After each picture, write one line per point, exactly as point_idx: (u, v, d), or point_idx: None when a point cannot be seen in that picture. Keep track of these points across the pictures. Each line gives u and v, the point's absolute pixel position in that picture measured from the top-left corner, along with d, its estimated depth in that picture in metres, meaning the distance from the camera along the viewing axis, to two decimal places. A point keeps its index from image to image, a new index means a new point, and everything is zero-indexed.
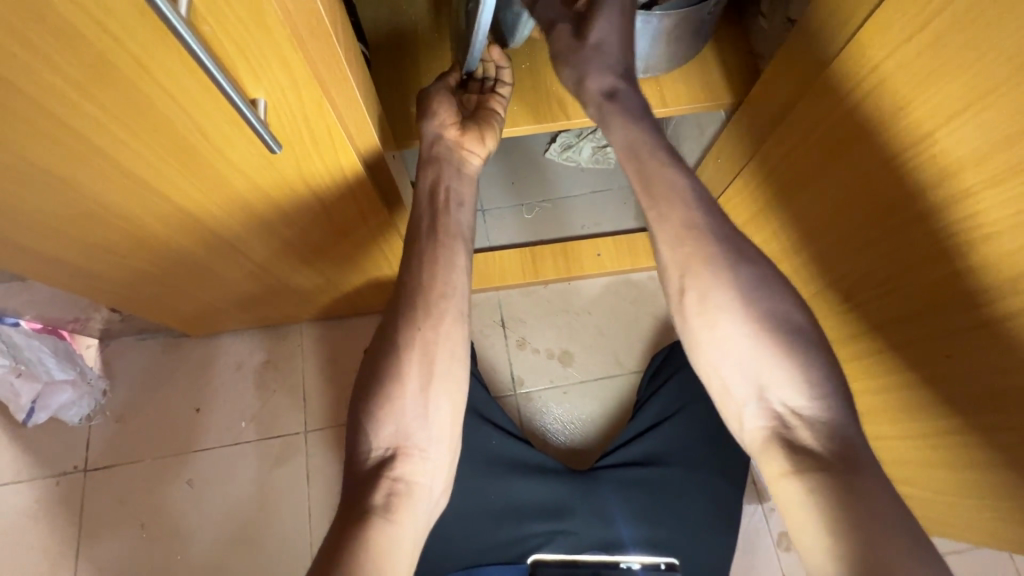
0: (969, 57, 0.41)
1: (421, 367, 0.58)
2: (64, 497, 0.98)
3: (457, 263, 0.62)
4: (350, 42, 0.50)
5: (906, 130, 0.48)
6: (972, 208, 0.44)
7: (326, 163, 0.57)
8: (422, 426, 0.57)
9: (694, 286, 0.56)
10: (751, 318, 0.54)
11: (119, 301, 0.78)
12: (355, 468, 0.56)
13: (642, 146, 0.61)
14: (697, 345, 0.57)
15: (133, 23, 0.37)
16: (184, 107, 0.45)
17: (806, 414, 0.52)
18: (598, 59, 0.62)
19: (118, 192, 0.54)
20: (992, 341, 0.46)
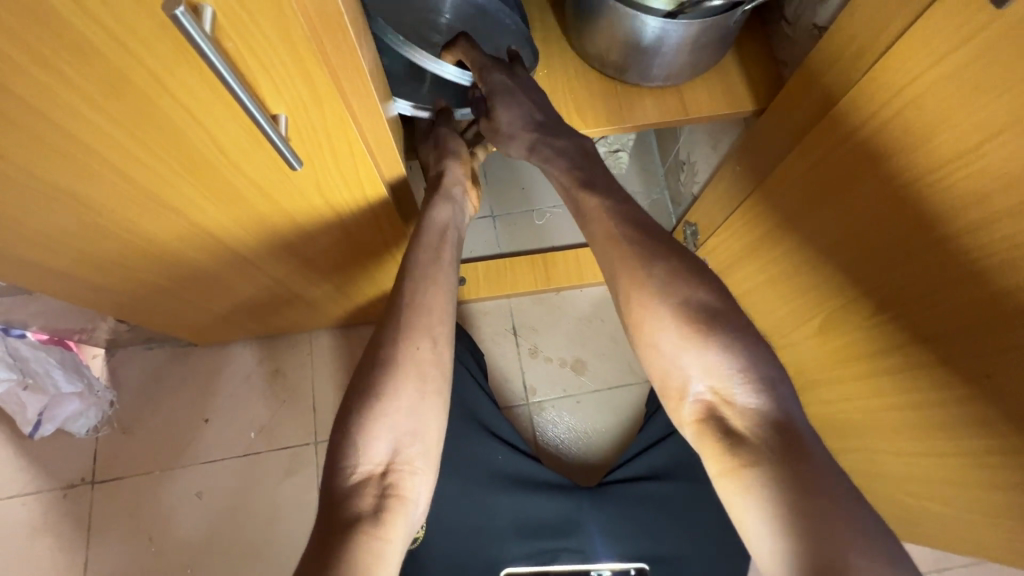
0: (1020, 71, 0.39)
1: (412, 384, 0.55)
2: (70, 510, 0.97)
3: (440, 274, 0.60)
4: (373, 54, 0.49)
5: (945, 145, 0.46)
6: (1011, 230, 0.42)
7: (344, 178, 0.55)
8: (411, 441, 0.54)
9: (631, 283, 0.56)
10: (681, 313, 0.53)
11: (128, 312, 0.77)
12: (336, 485, 0.51)
13: (573, 185, 0.62)
14: (641, 341, 0.56)
15: (153, 40, 0.36)
16: (201, 123, 0.44)
17: (744, 405, 0.50)
18: (510, 132, 0.63)
19: (130, 207, 0.53)
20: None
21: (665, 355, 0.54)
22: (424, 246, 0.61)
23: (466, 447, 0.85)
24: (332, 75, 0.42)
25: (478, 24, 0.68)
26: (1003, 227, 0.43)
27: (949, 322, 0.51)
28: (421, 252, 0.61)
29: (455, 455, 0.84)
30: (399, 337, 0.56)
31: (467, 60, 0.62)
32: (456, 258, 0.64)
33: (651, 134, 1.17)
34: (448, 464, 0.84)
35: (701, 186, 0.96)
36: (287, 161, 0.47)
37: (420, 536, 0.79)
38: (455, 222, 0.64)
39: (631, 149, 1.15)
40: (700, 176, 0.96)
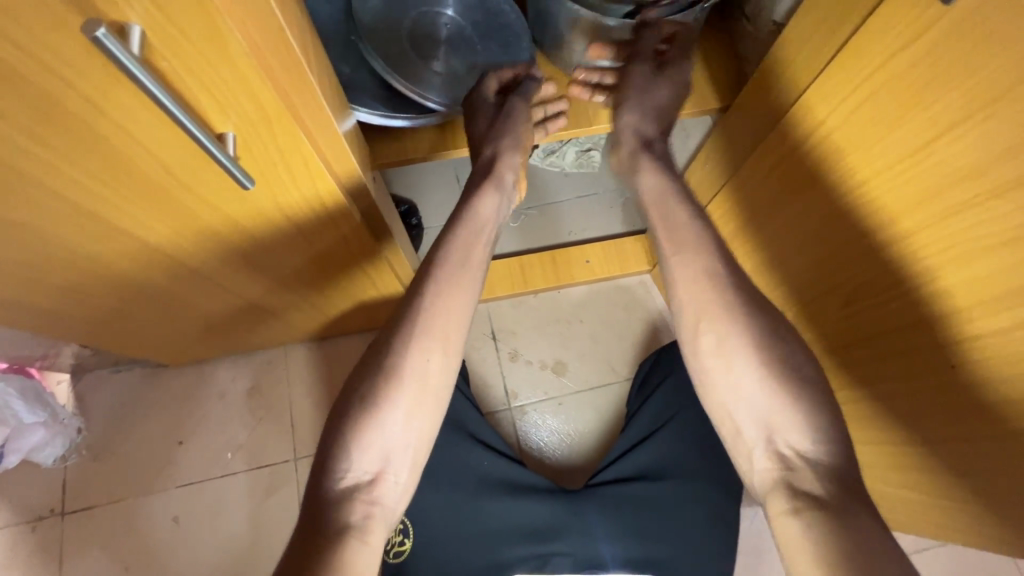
0: (965, 68, 0.38)
1: (413, 395, 0.53)
2: (40, 543, 0.93)
3: (458, 285, 0.56)
4: (323, 65, 0.47)
5: (902, 139, 0.46)
6: (969, 221, 0.43)
7: (302, 192, 0.53)
8: (403, 452, 0.53)
9: (701, 297, 0.56)
10: (756, 356, 0.53)
11: (89, 338, 0.74)
12: (322, 486, 0.51)
13: (669, 193, 0.61)
14: (706, 381, 0.56)
15: (81, 62, 0.34)
16: (145, 144, 0.42)
17: (808, 456, 0.51)
18: (638, 111, 0.63)
19: (78, 232, 0.51)
20: (995, 355, 0.45)
21: (737, 400, 0.54)
22: (453, 242, 0.57)
23: (447, 457, 0.84)
24: (279, 90, 0.41)
25: (483, 20, 0.65)
26: (955, 221, 0.44)
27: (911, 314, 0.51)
28: (444, 254, 0.57)
29: (438, 465, 0.83)
30: (410, 347, 0.53)
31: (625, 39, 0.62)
32: (483, 259, 0.59)
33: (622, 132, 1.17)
34: (428, 475, 0.82)
35: None
36: (237, 180, 0.46)
37: (407, 545, 0.79)
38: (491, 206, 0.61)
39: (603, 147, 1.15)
40: None
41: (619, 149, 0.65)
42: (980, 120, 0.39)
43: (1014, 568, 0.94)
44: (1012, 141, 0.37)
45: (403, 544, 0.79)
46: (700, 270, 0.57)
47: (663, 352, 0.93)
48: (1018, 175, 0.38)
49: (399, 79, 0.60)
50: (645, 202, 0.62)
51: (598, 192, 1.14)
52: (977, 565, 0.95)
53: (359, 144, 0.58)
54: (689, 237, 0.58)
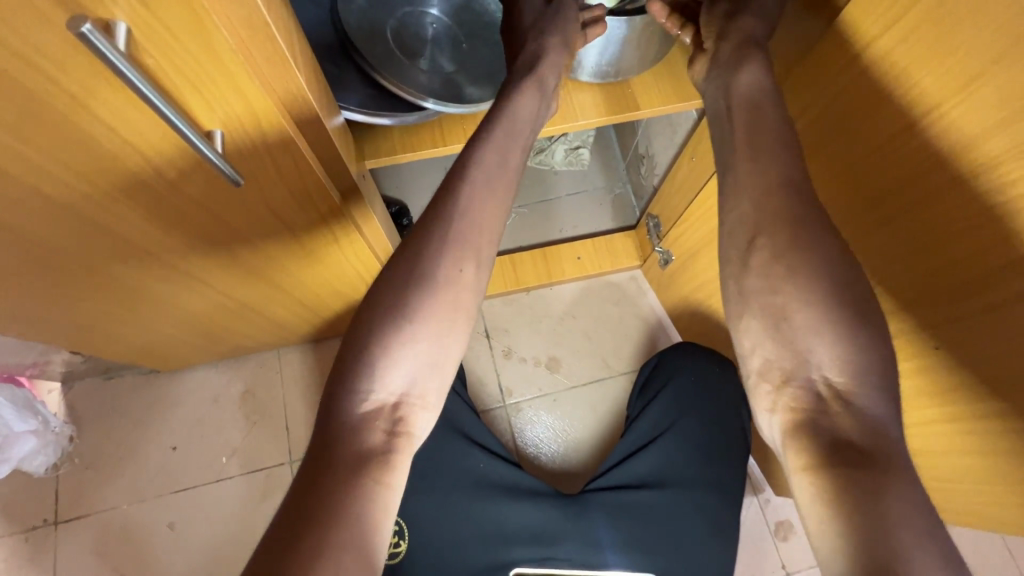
0: (949, 48, 0.41)
1: (443, 311, 0.48)
2: (32, 554, 0.92)
3: (489, 195, 0.52)
4: (309, 62, 0.48)
5: (885, 125, 0.49)
6: (952, 202, 0.46)
7: (290, 186, 0.53)
8: (431, 376, 0.48)
9: (752, 200, 0.49)
10: (805, 279, 0.46)
11: (79, 344, 0.73)
12: (339, 410, 0.45)
13: (765, 96, 0.53)
14: (741, 305, 0.50)
15: (66, 58, 0.34)
16: (131, 142, 0.42)
17: (846, 395, 0.44)
18: (753, 12, 0.56)
19: (65, 234, 0.50)
20: (992, 329, 0.47)
21: (773, 326, 0.47)
22: (491, 151, 0.53)
23: (442, 456, 0.84)
24: (266, 87, 0.42)
25: (465, 19, 0.67)
26: (936, 206, 0.47)
27: (935, 267, 0.50)
28: (477, 164, 0.52)
29: (434, 464, 0.83)
30: (442, 260, 0.49)
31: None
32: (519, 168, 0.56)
33: (610, 129, 1.19)
34: (424, 475, 0.82)
35: (661, 178, 0.97)
36: (227, 178, 0.46)
37: (401, 549, 0.77)
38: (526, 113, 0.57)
39: (591, 145, 1.16)
40: (659, 168, 0.97)
41: (722, 40, 0.57)
42: (959, 101, 0.42)
43: (1006, 551, 0.95)
44: (994, 117, 0.40)
45: (397, 546, 0.77)
46: (752, 198, 0.50)
47: (666, 356, 0.93)
48: (993, 154, 0.41)
49: (384, 76, 0.60)
50: (735, 104, 0.54)
51: (588, 189, 1.15)
52: (971, 550, 0.95)
53: (341, 131, 0.57)
54: (770, 140, 0.50)
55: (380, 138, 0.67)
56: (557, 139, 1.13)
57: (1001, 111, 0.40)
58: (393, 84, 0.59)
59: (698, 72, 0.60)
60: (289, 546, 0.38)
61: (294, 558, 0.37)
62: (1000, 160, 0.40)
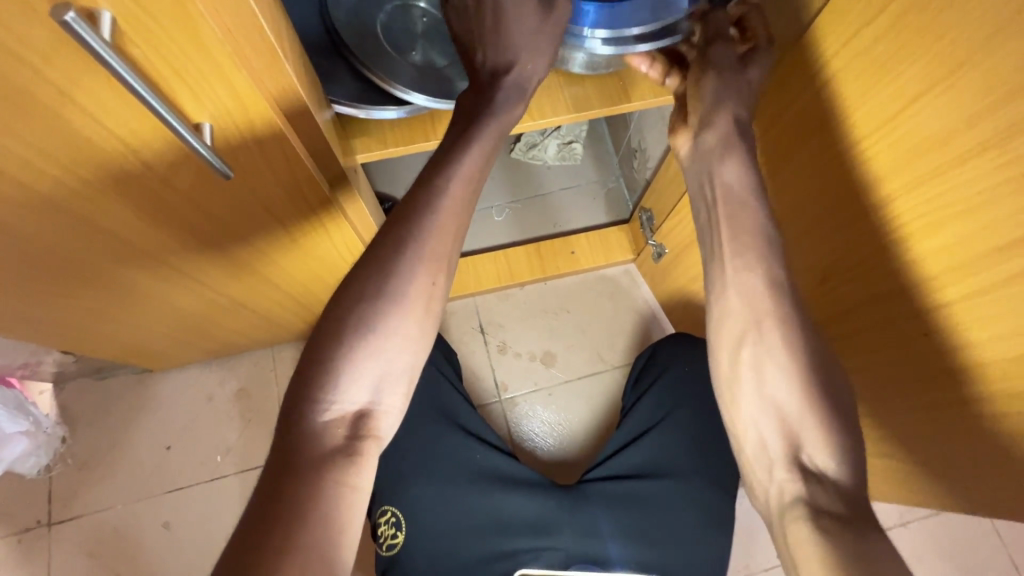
0: (928, 38, 0.41)
1: (410, 317, 0.47)
2: (26, 555, 0.91)
3: (461, 199, 0.49)
4: (298, 55, 0.47)
5: (869, 116, 0.48)
6: (934, 191, 0.45)
7: (279, 178, 0.53)
8: (395, 383, 0.47)
9: (739, 291, 0.50)
10: (797, 374, 0.48)
11: (69, 343, 0.73)
12: (300, 417, 0.44)
13: (748, 188, 0.52)
14: (732, 388, 0.51)
15: (51, 49, 0.34)
16: (119, 136, 0.42)
17: (831, 474, 0.46)
18: (735, 91, 0.53)
19: (53, 229, 0.50)
20: (976, 315, 0.46)
21: (760, 409, 0.49)
22: (458, 158, 0.49)
23: (438, 443, 0.83)
24: (252, 77, 0.41)
25: None
26: (924, 191, 0.46)
27: (920, 255, 0.49)
28: (444, 167, 0.49)
29: (427, 454, 0.81)
30: (407, 268, 0.47)
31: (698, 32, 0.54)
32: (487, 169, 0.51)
33: (603, 123, 1.19)
34: (419, 465, 0.81)
35: (653, 171, 0.97)
36: (216, 171, 0.46)
37: (399, 539, 0.76)
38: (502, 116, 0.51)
39: (584, 139, 1.16)
40: (651, 162, 0.98)
41: (704, 130, 0.54)
42: (946, 86, 0.41)
43: (995, 536, 0.97)
44: (973, 109, 0.39)
45: (395, 537, 0.77)
46: (738, 288, 0.50)
47: (660, 348, 0.94)
48: (977, 143, 0.40)
49: (375, 73, 0.60)
50: (717, 197, 0.52)
51: (581, 184, 1.15)
52: (962, 535, 0.96)
53: (331, 125, 0.57)
54: (750, 238, 0.51)
55: (370, 127, 0.67)
56: (550, 133, 1.12)
57: (979, 101, 0.39)
58: (385, 81, 0.60)
59: (680, 147, 0.57)
60: (248, 555, 0.37)
61: (254, 568, 0.37)
62: (986, 146, 0.39)
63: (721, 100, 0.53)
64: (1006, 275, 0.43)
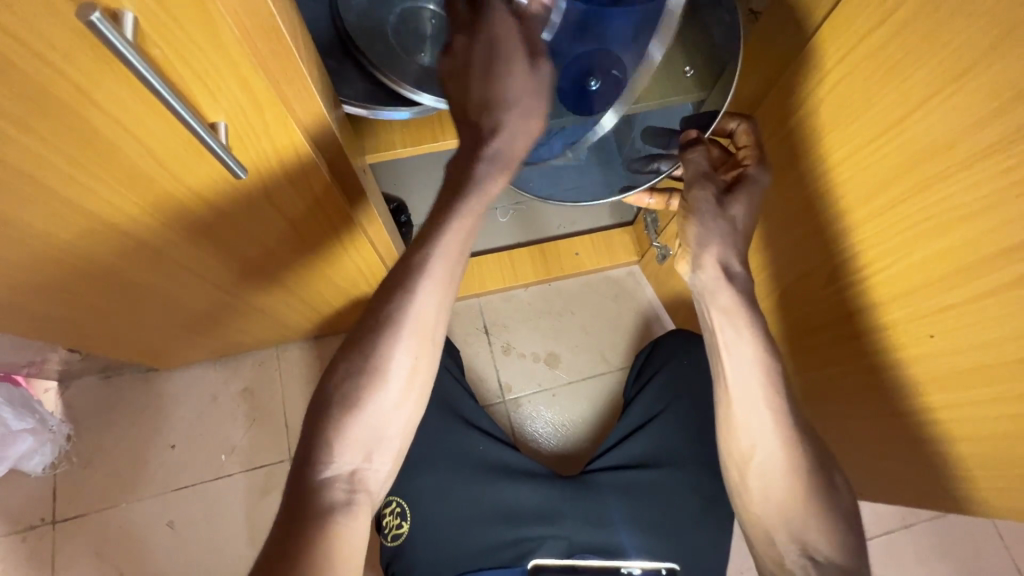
0: (939, 40, 0.41)
1: (401, 383, 0.48)
2: (30, 554, 0.91)
3: (449, 266, 0.48)
4: (312, 55, 0.48)
5: (881, 114, 0.49)
6: (944, 192, 0.45)
7: (289, 177, 0.53)
8: (390, 442, 0.48)
9: (741, 409, 0.54)
10: (792, 473, 0.53)
11: (78, 341, 0.73)
12: (300, 486, 0.45)
13: (741, 317, 0.54)
14: (743, 488, 0.55)
15: (72, 48, 0.34)
16: (134, 134, 0.42)
17: (832, 559, 0.52)
18: (725, 231, 0.55)
19: (67, 227, 0.50)
20: (979, 318, 0.47)
21: (768, 507, 0.54)
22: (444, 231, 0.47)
23: (443, 439, 0.83)
24: (269, 78, 0.42)
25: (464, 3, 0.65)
26: (931, 195, 0.46)
27: (930, 256, 0.49)
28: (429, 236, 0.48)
29: (431, 448, 0.81)
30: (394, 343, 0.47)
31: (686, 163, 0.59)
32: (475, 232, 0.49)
33: None
34: (423, 459, 0.80)
35: None
36: (231, 169, 0.46)
37: (405, 528, 0.76)
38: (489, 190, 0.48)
39: None
40: None
41: (699, 269, 0.56)
42: (954, 89, 0.41)
43: (998, 537, 0.97)
44: (982, 111, 0.40)
45: (401, 527, 0.77)
46: (742, 406, 0.54)
47: (659, 344, 0.95)
48: (985, 144, 0.40)
49: (386, 74, 0.61)
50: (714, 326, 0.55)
51: None
52: (964, 535, 0.97)
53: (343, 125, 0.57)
54: (750, 360, 0.54)
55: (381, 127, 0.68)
56: None
57: (988, 103, 0.39)
58: (396, 82, 0.60)
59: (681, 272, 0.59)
60: None
61: None
62: (995, 148, 0.40)
63: (707, 240, 0.55)
64: (1011, 277, 0.43)
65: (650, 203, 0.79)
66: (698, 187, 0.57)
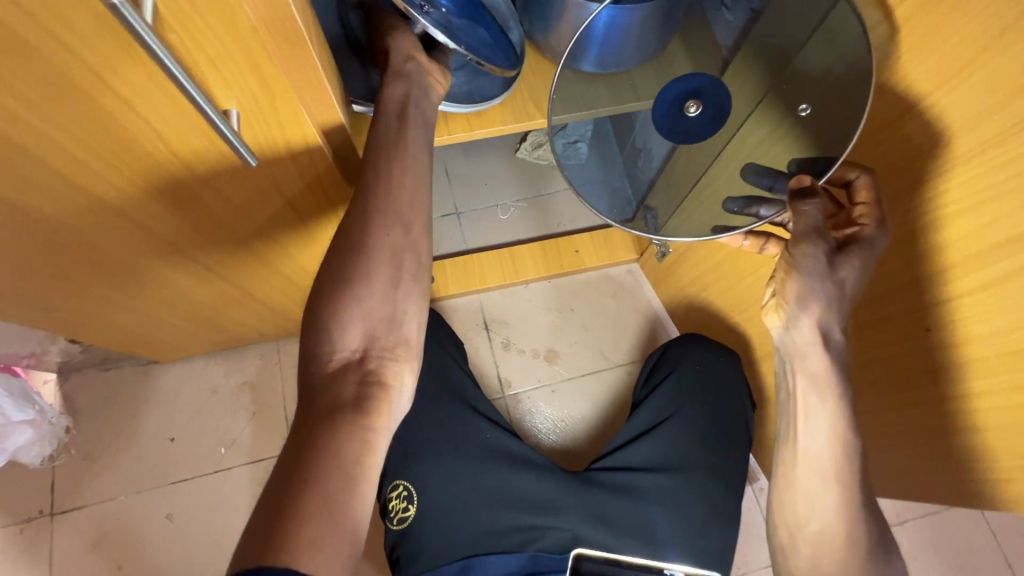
0: (955, 26, 0.45)
1: (385, 269, 0.49)
2: (29, 546, 0.91)
3: (417, 159, 0.53)
4: (323, 46, 0.48)
5: (895, 107, 0.53)
6: (964, 177, 0.49)
7: (297, 165, 0.54)
8: (391, 328, 0.48)
9: (804, 469, 0.54)
10: (848, 546, 0.52)
11: (82, 331, 0.73)
12: (312, 380, 0.46)
13: (831, 388, 0.53)
14: (790, 545, 0.55)
15: (91, 31, 0.35)
16: (147, 120, 0.43)
17: None
18: (836, 298, 0.52)
19: (76, 213, 0.51)
20: (1011, 298, 0.50)
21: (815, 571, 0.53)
22: (383, 132, 0.54)
23: (446, 426, 0.83)
24: (282, 66, 0.43)
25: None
26: (953, 178, 0.50)
27: (953, 240, 0.53)
28: (381, 135, 0.54)
29: (437, 437, 0.82)
30: (366, 224, 0.49)
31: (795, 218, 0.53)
32: (426, 135, 0.56)
33: None
34: (426, 450, 0.80)
35: None
36: (242, 157, 0.47)
37: (411, 512, 0.77)
38: (416, 97, 0.56)
39: None
40: None
41: (795, 329, 0.54)
42: (967, 76, 0.46)
43: (989, 534, 0.98)
44: (1000, 92, 0.44)
45: (407, 510, 0.77)
46: (802, 461, 0.54)
47: (673, 347, 0.95)
48: (1010, 123, 0.44)
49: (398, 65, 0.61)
50: (798, 386, 0.54)
51: None
52: (958, 530, 0.98)
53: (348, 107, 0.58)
54: (829, 431, 0.53)
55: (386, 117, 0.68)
56: None
57: (1011, 81, 0.43)
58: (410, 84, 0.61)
59: (771, 324, 0.57)
60: (276, 508, 0.38)
61: (283, 508, 0.38)
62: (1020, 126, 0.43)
63: (808, 299, 0.52)
64: None
65: (744, 246, 0.71)
66: (808, 243, 0.52)
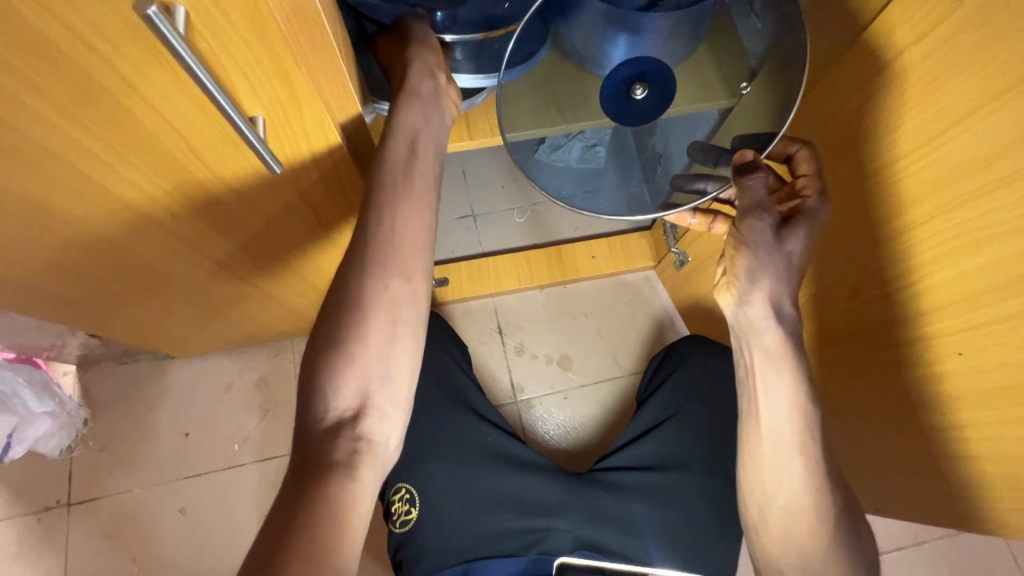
0: (987, 54, 0.43)
1: (382, 327, 0.48)
2: (46, 534, 0.93)
3: (414, 192, 0.51)
4: (350, 51, 0.48)
5: (916, 131, 0.50)
6: (979, 211, 0.47)
7: (320, 171, 0.54)
8: (385, 384, 0.48)
9: (769, 447, 0.55)
10: (816, 522, 0.53)
11: (102, 326, 0.74)
12: (307, 436, 0.46)
13: (787, 362, 0.54)
14: (762, 526, 0.56)
15: (123, 40, 0.35)
16: (173, 125, 0.43)
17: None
18: (783, 271, 0.54)
19: (100, 213, 0.51)
20: (1010, 336, 0.49)
21: (777, 540, 0.55)
22: (389, 158, 0.51)
23: (454, 432, 0.82)
24: (311, 74, 0.42)
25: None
26: (966, 211, 0.48)
27: (967, 273, 0.50)
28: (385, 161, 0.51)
29: (443, 436, 0.81)
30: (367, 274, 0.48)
31: (739, 194, 0.54)
32: (431, 161, 0.53)
33: None
34: (437, 453, 0.80)
35: None
36: (266, 163, 0.47)
37: (412, 516, 0.76)
38: (428, 124, 0.53)
39: None
40: None
41: (749, 305, 0.54)
42: (995, 105, 0.43)
43: (1012, 561, 0.95)
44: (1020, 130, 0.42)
45: (409, 513, 0.77)
46: (772, 443, 0.55)
47: (676, 346, 0.93)
48: None
49: None
50: (753, 363, 0.55)
51: None
52: (977, 554, 0.96)
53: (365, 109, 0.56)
54: (793, 406, 0.54)
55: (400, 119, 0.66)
56: None
57: None
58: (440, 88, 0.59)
59: (724, 300, 0.57)
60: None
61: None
62: None
63: (758, 276, 0.53)
64: None
65: (692, 225, 0.72)
66: (754, 218, 0.53)
